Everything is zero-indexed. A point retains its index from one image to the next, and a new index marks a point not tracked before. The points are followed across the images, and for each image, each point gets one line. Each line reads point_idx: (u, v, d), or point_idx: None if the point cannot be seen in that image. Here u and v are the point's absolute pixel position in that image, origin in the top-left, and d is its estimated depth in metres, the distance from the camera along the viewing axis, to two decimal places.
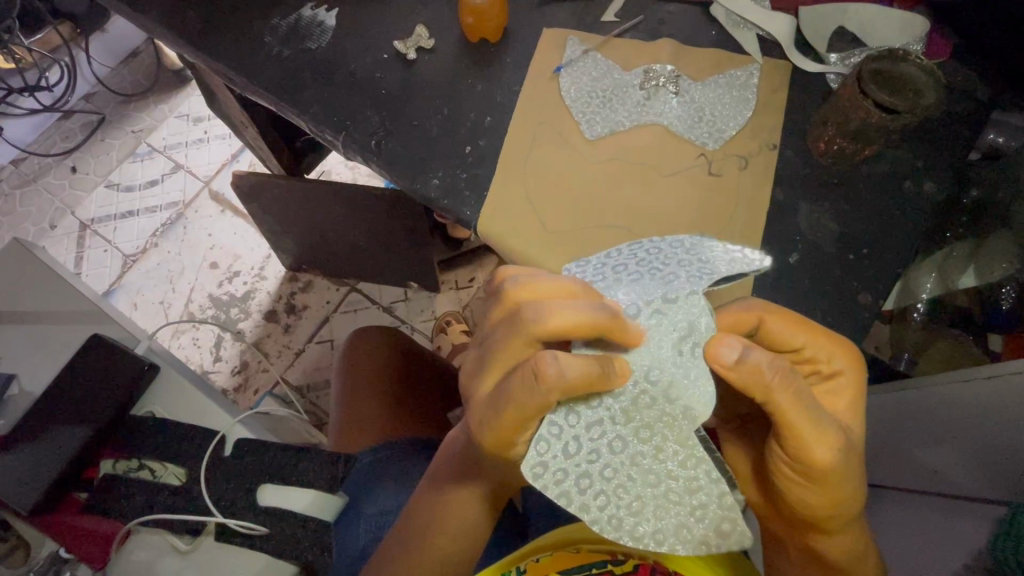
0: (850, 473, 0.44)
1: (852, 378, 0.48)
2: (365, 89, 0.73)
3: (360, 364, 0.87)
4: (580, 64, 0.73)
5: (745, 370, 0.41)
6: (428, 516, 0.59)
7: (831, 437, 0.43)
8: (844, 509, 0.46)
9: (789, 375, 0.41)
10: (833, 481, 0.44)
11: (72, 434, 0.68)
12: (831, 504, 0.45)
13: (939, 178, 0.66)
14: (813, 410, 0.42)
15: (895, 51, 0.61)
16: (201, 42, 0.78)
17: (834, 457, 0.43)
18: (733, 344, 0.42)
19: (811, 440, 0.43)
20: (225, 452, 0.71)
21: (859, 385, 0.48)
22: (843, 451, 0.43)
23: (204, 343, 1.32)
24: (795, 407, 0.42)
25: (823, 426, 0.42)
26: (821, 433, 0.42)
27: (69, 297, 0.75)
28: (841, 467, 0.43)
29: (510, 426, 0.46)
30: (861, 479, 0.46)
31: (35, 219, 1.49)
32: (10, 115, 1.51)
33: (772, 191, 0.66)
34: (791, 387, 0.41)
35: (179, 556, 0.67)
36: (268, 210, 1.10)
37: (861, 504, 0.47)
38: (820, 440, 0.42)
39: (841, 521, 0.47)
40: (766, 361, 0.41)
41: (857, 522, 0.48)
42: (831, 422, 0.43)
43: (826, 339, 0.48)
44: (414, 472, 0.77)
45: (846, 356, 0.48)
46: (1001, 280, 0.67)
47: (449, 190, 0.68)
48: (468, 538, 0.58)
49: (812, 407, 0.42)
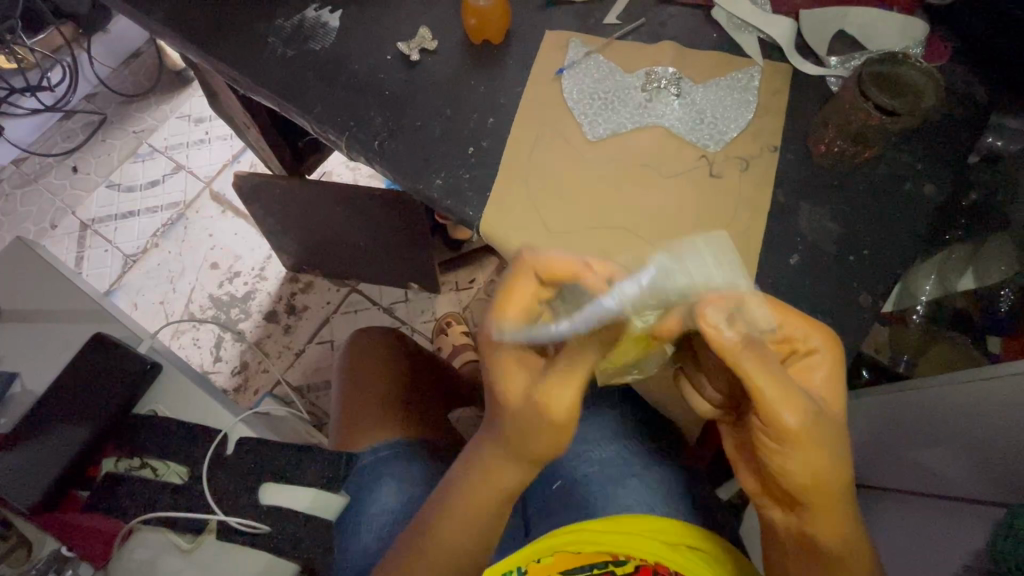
0: (820, 443, 0.44)
1: (830, 357, 0.49)
2: (368, 90, 0.73)
3: (360, 362, 0.87)
4: (583, 66, 0.73)
5: (713, 333, 0.44)
6: (435, 510, 0.56)
7: (795, 402, 0.44)
8: (824, 486, 0.46)
9: (751, 343, 0.45)
10: (802, 446, 0.45)
11: (75, 432, 0.68)
12: (809, 479, 0.45)
13: (939, 180, 0.66)
14: (778, 376, 0.44)
15: (895, 54, 0.61)
16: (206, 43, 0.78)
17: (801, 423, 0.44)
18: (713, 310, 0.45)
19: (777, 402, 0.44)
20: (226, 452, 0.72)
21: (837, 365, 0.49)
22: (808, 413, 0.44)
23: (204, 343, 1.32)
24: (757, 369, 0.44)
25: (785, 387, 0.44)
26: (787, 399, 0.44)
27: (72, 296, 0.76)
28: (810, 435, 0.44)
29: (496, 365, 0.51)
30: (841, 455, 0.46)
31: (35, 220, 1.49)
32: (12, 115, 1.51)
33: (772, 193, 0.66)
34: (753, 353, 0.44)
35: (181, 555, 0.67)
36: (270, 210, 1.10)
37: (846, 485, 0.47)
38: (786, 405, 0.44)
39: (826, 503, 0.46)
40: (736, 332, 0.44)
41: (847, 506, 0.47)
42: (797, 390, 0.45)
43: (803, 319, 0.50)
44: (416, 472, 0.75)
45: (822, 335, 0.49)
46: (1000, 282, 0.68)
47: (452, 190, 0.68)
48: (478, 538, 0.55)
49: (778, 373, 0.44)
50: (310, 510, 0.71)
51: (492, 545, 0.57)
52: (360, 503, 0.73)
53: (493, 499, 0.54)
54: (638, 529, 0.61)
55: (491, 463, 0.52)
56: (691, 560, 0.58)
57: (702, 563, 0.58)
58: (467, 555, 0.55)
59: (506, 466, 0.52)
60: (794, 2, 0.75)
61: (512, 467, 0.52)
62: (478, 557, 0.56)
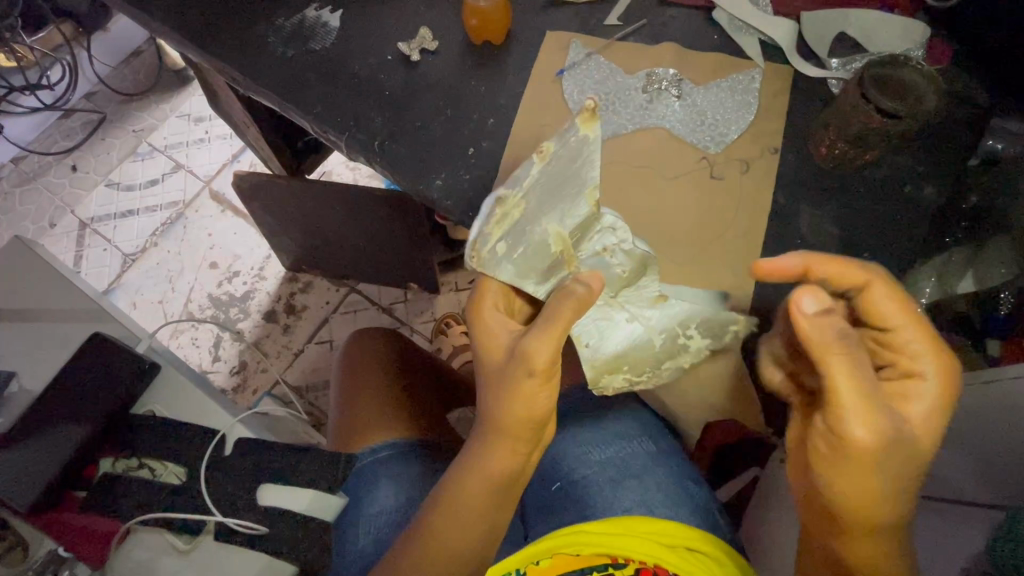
0: (886, 466, 0.44)
1: (939, 385, 0.47)
2: (368, 90, 0.73)
3: (359, 362, 0.87)
4: (583, 67, 0.73)
5: (815, 324, 0.44)
6: (431, 504, 0.56)
7: (878, 426, 0.43)
8: (868, 508, 0.46)
9: (848, 347, 0.44)
10: (867, 465, 0.44)
11: (69, 433, 0.67)
12: (856, 499, 0.46)
13: (940, 183, 0.66)
14: (865, 391, 0.43)
15: (895, 56, 0.61)
16: (206, 42, 0.78)
17: (875, 445, 0.44)
18: (817, 299, 0.45)
19: (853, 415, 0.44)
20: (224, 452, 0.72)
21: (944, 393, 0.47)
22: (884, 436, 0.44)
23: (203, 343, 1.32)
24: (846, 377, 0.43)
25: (867, 401, 0.43)
26: (869, 419, 0.43)
27: (70, 296, 0.75)
28: (879, 458, 0.44)
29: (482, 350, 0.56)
30: (898, 487, 0.46)
31: (34, 218, 1.48)
32: (11, 114, 1.51)
33: (772, 195, 0.66)
34: (850, 362, 0.44)
35: (178, 556, 0.67)
36: (269, 210, 1.10)
37: (895, 513, 0.47)
38: (863, 421, 0.44)
39: (869, 524, 0.47)
40: (835, 328, 0.44)
41: (887, 533, 0.48)
42: (884, 408, 0.44)
43: (925, 336, 0.48)
44: (413, 472, 0.74)
45: (940, 362, 0.48)
46: (998, 286, 0.67)
47: (452, 191, 0.68)
48: (479, 530, 0.54)
49: (868, 390, 0.44)
50: (308, 510, 0.71)
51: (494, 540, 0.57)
52: (359, 504, 0.72)
53: (488, 488, 0.54)
54: (637, 530, 0.61)
55: (489, 455, 0.54)
56: (688, 559, 0.59)
57: (700, 566, 0.59)
58: (467, 549, 0.55)
59: (498, 447, 0.53)
60: (795, 4, 0.75)
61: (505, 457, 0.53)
62: (480, 552, 0.56)
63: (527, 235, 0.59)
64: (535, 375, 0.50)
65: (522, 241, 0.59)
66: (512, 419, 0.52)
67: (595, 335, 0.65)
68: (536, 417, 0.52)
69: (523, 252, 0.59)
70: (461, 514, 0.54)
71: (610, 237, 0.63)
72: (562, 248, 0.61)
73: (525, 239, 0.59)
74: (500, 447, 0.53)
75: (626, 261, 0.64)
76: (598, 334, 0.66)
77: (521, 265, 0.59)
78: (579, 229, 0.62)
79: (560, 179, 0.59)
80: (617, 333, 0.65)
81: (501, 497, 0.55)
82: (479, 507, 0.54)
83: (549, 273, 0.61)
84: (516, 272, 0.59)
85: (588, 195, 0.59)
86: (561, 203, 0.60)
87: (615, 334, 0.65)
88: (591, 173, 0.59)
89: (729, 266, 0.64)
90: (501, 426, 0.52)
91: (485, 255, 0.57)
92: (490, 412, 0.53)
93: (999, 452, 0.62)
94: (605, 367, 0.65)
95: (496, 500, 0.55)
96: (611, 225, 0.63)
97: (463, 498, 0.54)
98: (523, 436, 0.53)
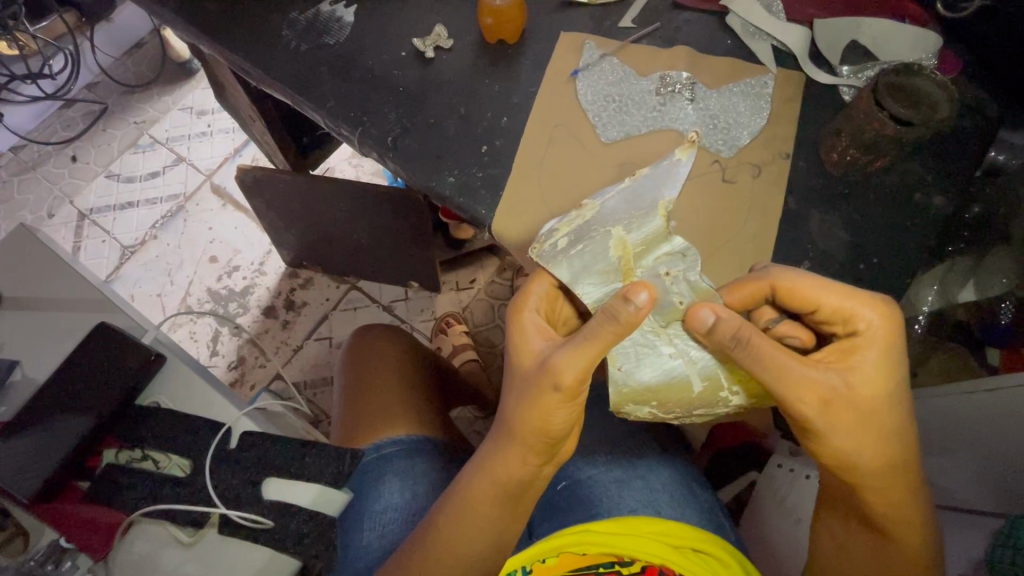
0: (855, 422, 0.47)
1: (884, 332, 0.48)
2: (382, 86, 0.73)
3: (364, 360, 0.87)
4: (597, 69, 0.74)
5: (716, 334, 0.49)
6: (442, 504, 0.56)
7: (813, 389, 0.46)
8: (868, 463, 0.48)
9: (737, 345, 0.48)
10: (837, 431, 0.47)
11: (73, 421, 0.67)
12: (849, 459, 0.49)
13: (948, 192, 0.67)
14: (789, 367, 0.47)
15: (910, 64, 0.62)
16: (217, 34, 0.78)
17: (823, 407, 0.47)
18: (707, 313, 0.50)
19: (789, 394, 0.47)
20: (230, 445, 0.71)
21: (892, 339, 0.48)
22: (827, 400, 0.46)
23: (201, 337, 1.31)
24: (764, 366, 0.47)
25: (797, 380, 0.46)
26: (799, 388, 0.46)
27: (76, 285, 0.75)
28: (833, 418, 0.47)
29: (512, 345, 0.54)
30: (884, 433, 0.48)
31: (33, 208, 1.47)
32: (12, 102, 1.50)
33: (783, 200, 0.67)
34: (750, 350, 0.47)
35: (181, 548, 0.67)
36: (273, 205, 1.09)
37: (893, 458, 0.49)
38: (804, 394, 0.46)
39: (873, 477, 0.49)
40: (728, 325, 0.48)
41: (893, 477, 0.50)
42: (813, 370, 0.47)
43: (852, 296, 0.49)
44: (422, 467, 0.76)
45: (878, 309, 0.48)
46: (1000, 295, 0.68)
47: (464, 188, 0.68)
48: (481, 537, 0.54)
49: (788, 365, 0.47)
50: (313, 506, 0.70)
51: (507, 543, 0.56)
52: (363, 501, 0.74)
53: (496, 492, 0.53)
54: (644, 531, 0.62)
55: (506, 463, 0.52)
56: (692, 560, 0.59)
57: (702, 564, 0.59)
58: (472, 559, 0.54)
59: (513, 456, 0.52)
60: (807, 12, 0.76)
61: (522, 466, 0.53)
62: (490, 554, 0.55)
63: (592, 235, 0.57)
64: (559, 392, 0.48)
65: (586, 239, 0.57)
66: (529, 429, 0.50)
67: (630, 360, 0.56)
68: (553, 429, 0.51)
69: (582, 250, 0.56)
70: (471, 520, 0.54)
71: (678, 262, 0.56)
72: (622, 256, 0.56)
73: (589, 237, 0.57)
74: (511, 455, 0.52)
75: (689, 292, 0.55)
76: (634, 357, 0.55)
77: (579, 263, 0.56)
78: (645, 243, 0.56)
79: (641, 194, 0.57)
80: (654, 363, 0.55)
81: (511, 502, 0.54)
82: (485, 513, 0.54)
83: (604, 281, 0.56)
84: (571, 271, 0.56)
85: (660, 205, 0.56)
86: (635, 214, 0.56)
87: (653, 363, 0.55)
88: (669, 189, 0.56)
89: (740, 266, 0.65)
90: (515, 433, 0.51)
91: (546, 248, 0.57)
92: (506, 416, 0.52)
93: (1004, 460, 0.63)
94: (634, 396, 0.56)
95: (502, 507, 0.54)
96: (683, 252, 0.56)
97: (472, 500, 0.54)
98: (539, 448, 0.52)
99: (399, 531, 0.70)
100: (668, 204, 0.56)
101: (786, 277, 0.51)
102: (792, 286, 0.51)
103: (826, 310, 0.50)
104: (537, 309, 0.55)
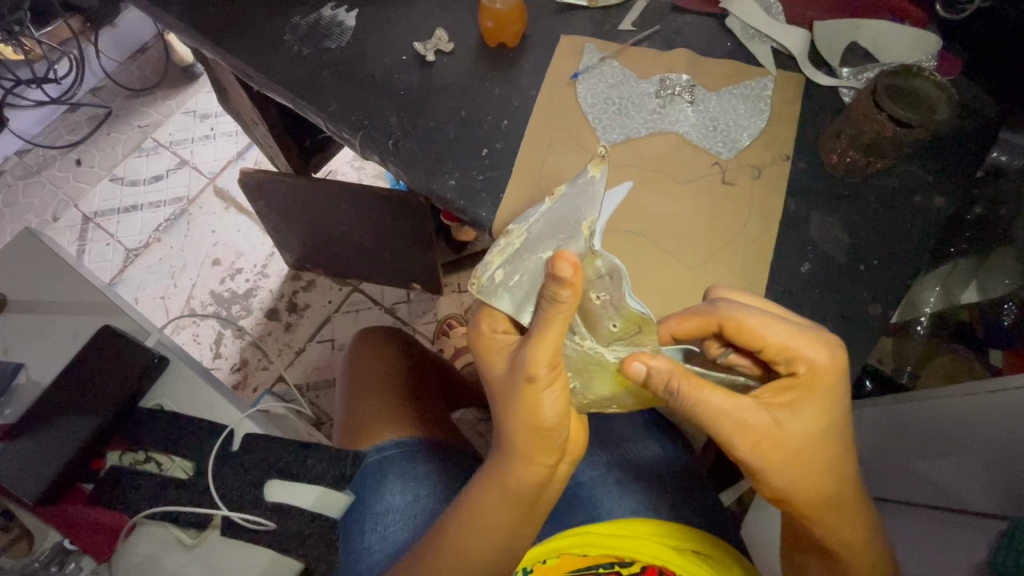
0: (800, 458, 0.47)
1: (829, 372, 0.47)
2: (384, 90, 0.74)
3: (362, 364, 0.87)
4: (597, 72, 0.74)
5: (655, 380, 0.48)
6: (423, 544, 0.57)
7: (748, 433, 0.46)
8: (808, 499, 0.49)
9: (669, 395, 0.48)
10: (777, 470, 0.47)
11: (78, 423, 0.68)
12: (792, 495, 0.49)
13: (949, 193, 0.67)
14: (724, 412, 0.47)
15: (909, 66, 0.62)
16: (221, 38, 0.78)
17: (753, 449, 0.47)
18: (646, 358, 0.48)
19: (725, 437, 0.47)
20: (231, 447, 0.72)
21: (834, 381, 0.47)
22: (765, 443, 0.47)
23: (204, 340, 1.31)
24: (698, 410, 0.47)
25: (733, 424, 0.47)
26: (732, 431, 0.47)
27: (82, 288, 0.75)
28: (768, 461, 0.47)
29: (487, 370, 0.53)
30: (824, 472, 0.48)
31: (38, 212, 1.48)
32: (17, 106, 1.51)
33: (783, 202, 0.67)
34: (685, 395, 0.47)
35: (185, 550, 0.67)
36: (275, 208, 1.10)
37: (836, 493, 0.49)
38: (740, 437, 0.47)
39: (819, 509, 0.49)
40: (661, 375, 0.47)
41: (838, 510, 0.50)
42: (751, 413, 0.47)
43: (799, 335, 0.48)
44: (421, 471, 0.75)
45: (822, 349, 0.47)
46: (1001, 297, 0.68)
47: (465, 191, 0.68)
48: (494, 540, 0.53)
49: (723, 407, 0.47)
50: (316, 508, 0.71)
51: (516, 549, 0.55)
52: (364, 504, 0.74)
53: (509, 502, 0.52)
54: (644, 533, 0.62)
55: (514, 472, 0.51)
56: (691, 561, 0.59)
57: (701, 565, 0.59)
58: (487, 563, 0.54)
59: (518, 463, 0.51)
60: (807, 14, 0.76)
61: (531, 470, 0.51)
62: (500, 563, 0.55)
63: (526, 262, 0.54)
64: (534, 383, 0.47)
65: (523, 268, 0.54)
66: (524, 433, 0.49)
67: (580, 376, 0.54)
68: (547, 427, 0.49)
69: (521, 281, 0.54)
70: (479, 534, 0.53)
71: (608, 285, 0.51)
72: None
73: (524, 266, 0.54)
74: (516, 464, 0.51)
75: (617, 317, 0.51)
76: (585, 373, 0.53)
77: (518, 294, 0.54)
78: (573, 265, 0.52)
79: (564, 217, 0.54)
80: (602, 376, 0.53)
81: (525, 508, 0.53)
82: (500, 517, 0.53)
83: None
84: (513, 301, 0.54)
85: (583, 226, 0.51)
86: (562, 235, 0.53)
87: (602, 377, 0.53)
88: (590, 208, 0.52)
89: (740, 268, 0.65)
90: (518, 442, 0.50)
91: (484, 282, 0.54)
92: (501, 428, 0.51)
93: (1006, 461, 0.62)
94: (593, 405, 0.55)
95: (518, 511, 0.53)
96: (613, 272, 0.50)
97: (480, 509, 0.53)
98: (542, 448, 0.50)
99: (399, 533, 0.69)
100: (591, 224, 0.51)
101: (734, 312, 0.49)
102: (737, 324, 0.49)
103: (772, 349, 0.48)
104: (498, 329, 0.54)
